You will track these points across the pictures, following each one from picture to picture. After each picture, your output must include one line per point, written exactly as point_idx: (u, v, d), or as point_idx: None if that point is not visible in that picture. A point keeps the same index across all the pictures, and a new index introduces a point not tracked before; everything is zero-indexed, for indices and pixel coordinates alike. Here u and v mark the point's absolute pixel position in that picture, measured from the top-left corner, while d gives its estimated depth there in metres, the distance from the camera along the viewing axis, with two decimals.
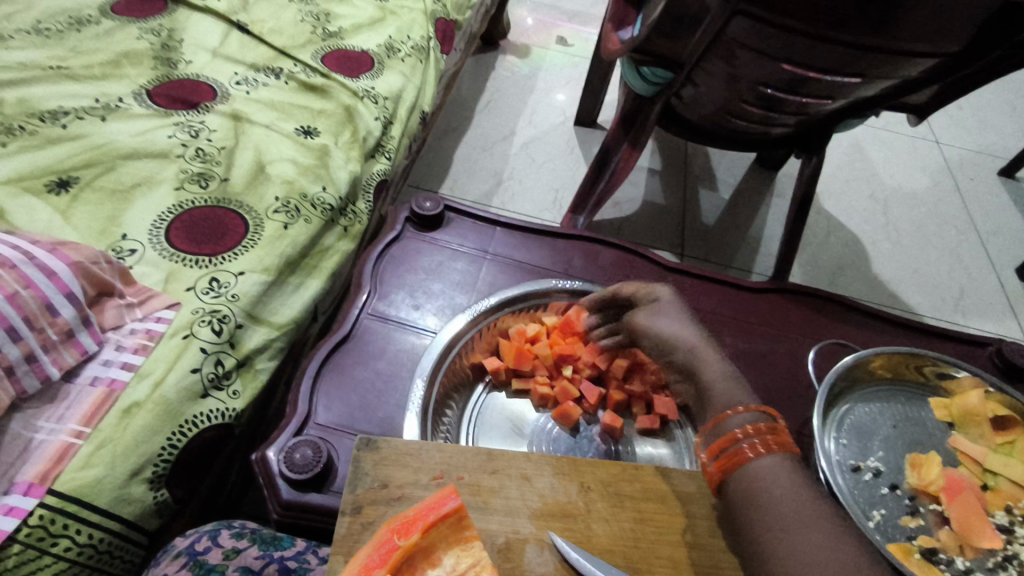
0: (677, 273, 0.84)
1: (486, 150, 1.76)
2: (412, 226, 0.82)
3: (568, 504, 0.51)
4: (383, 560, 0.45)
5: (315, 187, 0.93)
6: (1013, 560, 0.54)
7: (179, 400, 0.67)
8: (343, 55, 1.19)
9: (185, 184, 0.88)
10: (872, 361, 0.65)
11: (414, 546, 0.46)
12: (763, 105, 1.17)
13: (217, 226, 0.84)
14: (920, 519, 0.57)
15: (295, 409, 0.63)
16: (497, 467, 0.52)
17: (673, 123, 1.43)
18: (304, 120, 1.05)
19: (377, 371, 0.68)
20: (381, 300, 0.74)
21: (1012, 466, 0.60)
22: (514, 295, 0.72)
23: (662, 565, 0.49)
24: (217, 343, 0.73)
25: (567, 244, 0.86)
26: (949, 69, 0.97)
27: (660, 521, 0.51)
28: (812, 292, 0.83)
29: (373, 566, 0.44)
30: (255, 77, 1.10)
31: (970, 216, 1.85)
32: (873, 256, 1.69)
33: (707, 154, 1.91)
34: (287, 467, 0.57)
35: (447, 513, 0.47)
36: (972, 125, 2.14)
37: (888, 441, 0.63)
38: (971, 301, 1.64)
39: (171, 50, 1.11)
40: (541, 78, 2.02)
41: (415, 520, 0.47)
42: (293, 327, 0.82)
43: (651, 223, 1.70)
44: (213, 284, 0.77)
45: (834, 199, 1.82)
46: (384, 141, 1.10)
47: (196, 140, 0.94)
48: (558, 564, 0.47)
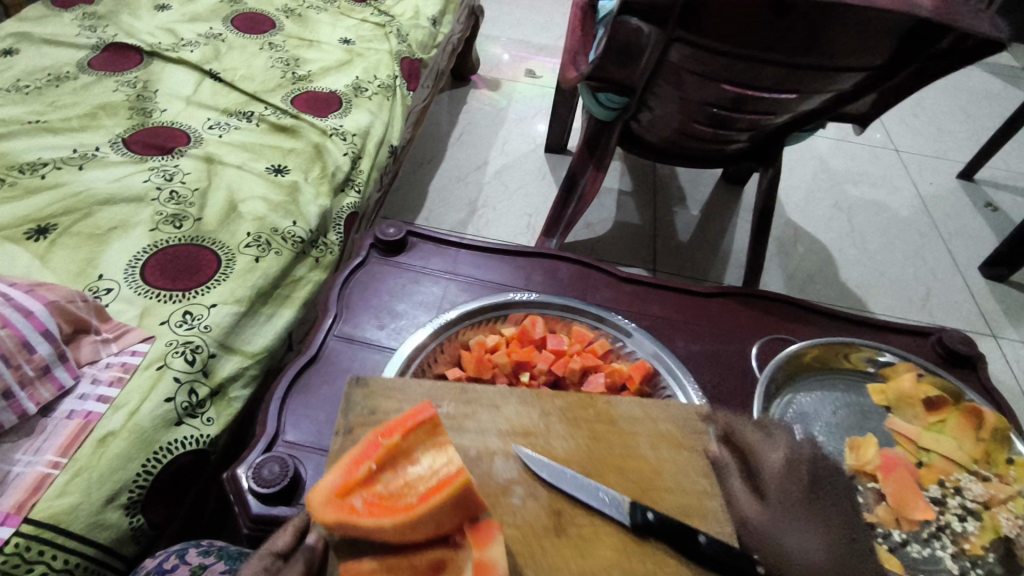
0: (630, 283, 0.88)
1: (460, 181, 1.82)
2: (377, 252, 0.86)
3: (529, 425, 0.52)
4: (368, 455, 0.45)
5: (285, 222, 0.98)
6: (945, 530, 0.58)
7: (153, 429, 0.70)
8: (312, 96, 1.24)
9: (160, 224, 0.92)
10: (803, 353, 0.70)
11: (395, 444, 0.45)
12: (713, 125, 1.21)
13: (191, 262, 0.87)
14: (860, 498, 0.60)
15: (264, 429, 0.66)
16: (468, 397, 0.53)
17: (634, 145, 1.48)
18: (275, 158, 1.10)
19: (343, 389, 0.71)
20: (347, 323, 0.77)
21: (943, 441, 0.63)
22: (472, 308, 0.76)
23: (619, 473, 0.50)
24: (190, 372, 0.76)
25: (526, 261, 0.90)
26: (878, 81, 1.04)
27: (617, 435, 0.52)
28: (759, 295, 0.88)
29: (360, 459, 0.45)
30: (227, 121, 1.16)
31: (932, 219, 1.90)
32: (840, 262, 1.73)
33: (674, 173, 1.97)
34: (255, 482, 0.60)
35: (425, 420, 0.47)
36: (928, 132, 2.22)
37: (827, 428, 0.67)
38: (939, 300, 1.67)
39: (146, 100, 1.16)
40: (512, 110, 2.09)
41: (397, 424, 0.47)
42: (266, 355, 0.86)
43: (623, 242, 1.75)
44: (186, 317, 0.80)
45: (799, 209, 1.88)
46: (353, 176, 1.15)
47: (169, 183, 0.99)
48: (516, 492, 0.49)
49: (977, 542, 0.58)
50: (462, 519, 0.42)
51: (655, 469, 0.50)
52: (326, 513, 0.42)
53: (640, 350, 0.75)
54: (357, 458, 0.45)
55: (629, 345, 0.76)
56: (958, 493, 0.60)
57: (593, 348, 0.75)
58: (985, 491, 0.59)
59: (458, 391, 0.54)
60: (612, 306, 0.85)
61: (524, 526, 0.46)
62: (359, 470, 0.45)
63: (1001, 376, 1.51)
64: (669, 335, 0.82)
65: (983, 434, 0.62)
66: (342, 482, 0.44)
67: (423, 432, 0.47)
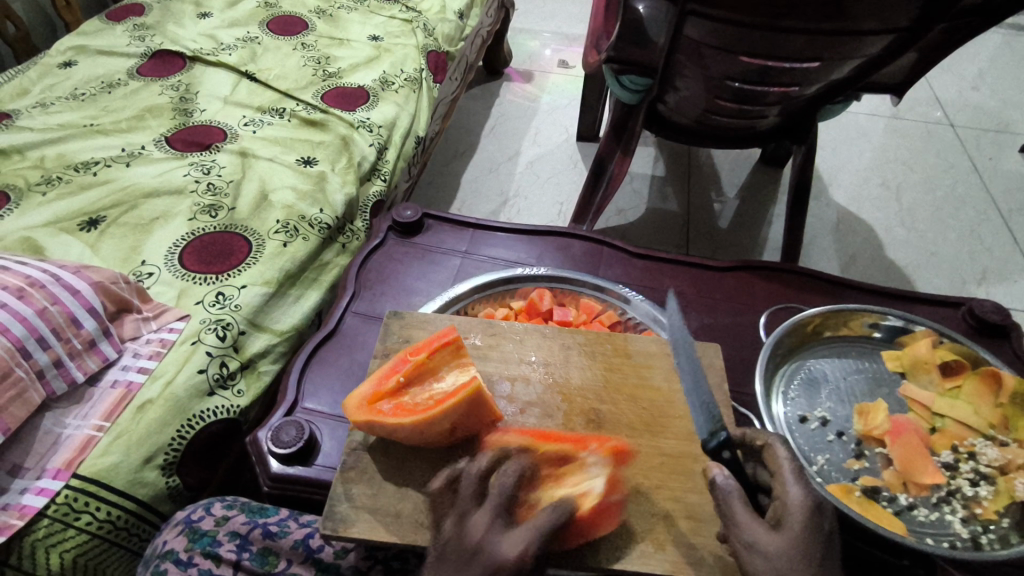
0: (643, 259, 0.89)
1: (492, 171, 1.85)
2: (395, 233, 0.90)
3: (549, 355, 0.65)
4: (399, 369, 0.59)
5: (312, 210, 1.02)
6: (955, 494, 0.57)
7: (187, 397, 0.76)
8: (341, 91, 1.29)
9: (197, 215, 0.98)
10: (813, 320, 0.68)
11: (421, 361, 0.59)
12: (738, 101, 1.19)
13: (225, 248, 0.93)
14: (866, 462, 0.60)
15: (284, 397, 0.70)
16: (497, 333, 0.67)
17: (662, 127, 1.45)
18: (305, 151, 1.15)
19: (359, 359, 0.75)
20: (364, 300, 0.81)
21: (958, 407, 0.62)
22: (481, 282, 0.78)
23: (623, 396, 0.62)
24: (221, 347, 0.81)
25: (540, 239, 0.92)
26: (908, 43, 1.00)
27: (623, 368, 0.64)
28: (774, 266, 0.87)
29: (393, 372, 0.59)
30: (262, 118, 1.22)
31: (991, 195, 1.79)
32: (886, 242, 1.66)
33: (709, 157, 1.93)
34: (273, 444, 0.64)
35: (446, 342, 0.60)
36: (988, 105, 2.09)
37: (836, 394, 0.66)
38: (995, 279, 1.58)
39: (188, 101, 1.23)
40: (544, 100, 2.10)
41: (424, 347, 0.60)
42: (294, 334, 0.91)
43: (656, 227, 1.73)
44: (219, 297, 0.86)
45: (843, 189, 1.81)
46: (379, 165, 1.19)
47: (207, 176, 1.05)
48: (540, 395, 0.61)
49: (990, 507, 0.55)
50: (471, 420, 0.54)
51: (666, 396, 0.62)
52: (360, 416, 0.55)
53: (641, 314, 0.77)
54: (387, 373, 0.59)
55: (634, 314, 0.77)
56: (972, 458, 0.59)
57: (601, 319, 0.77)
58: (1000, 456, 0.57)
59: (486, 329, 0.68)
60: (625, 281, 0.86)
61: None
62: (390, 382, 0.58)
63: None
64: (680, 309, 0.82)
65: (1001, 399, 0.60)
66: (373, 392, 0.57)
67: (445, 353, 0.60)
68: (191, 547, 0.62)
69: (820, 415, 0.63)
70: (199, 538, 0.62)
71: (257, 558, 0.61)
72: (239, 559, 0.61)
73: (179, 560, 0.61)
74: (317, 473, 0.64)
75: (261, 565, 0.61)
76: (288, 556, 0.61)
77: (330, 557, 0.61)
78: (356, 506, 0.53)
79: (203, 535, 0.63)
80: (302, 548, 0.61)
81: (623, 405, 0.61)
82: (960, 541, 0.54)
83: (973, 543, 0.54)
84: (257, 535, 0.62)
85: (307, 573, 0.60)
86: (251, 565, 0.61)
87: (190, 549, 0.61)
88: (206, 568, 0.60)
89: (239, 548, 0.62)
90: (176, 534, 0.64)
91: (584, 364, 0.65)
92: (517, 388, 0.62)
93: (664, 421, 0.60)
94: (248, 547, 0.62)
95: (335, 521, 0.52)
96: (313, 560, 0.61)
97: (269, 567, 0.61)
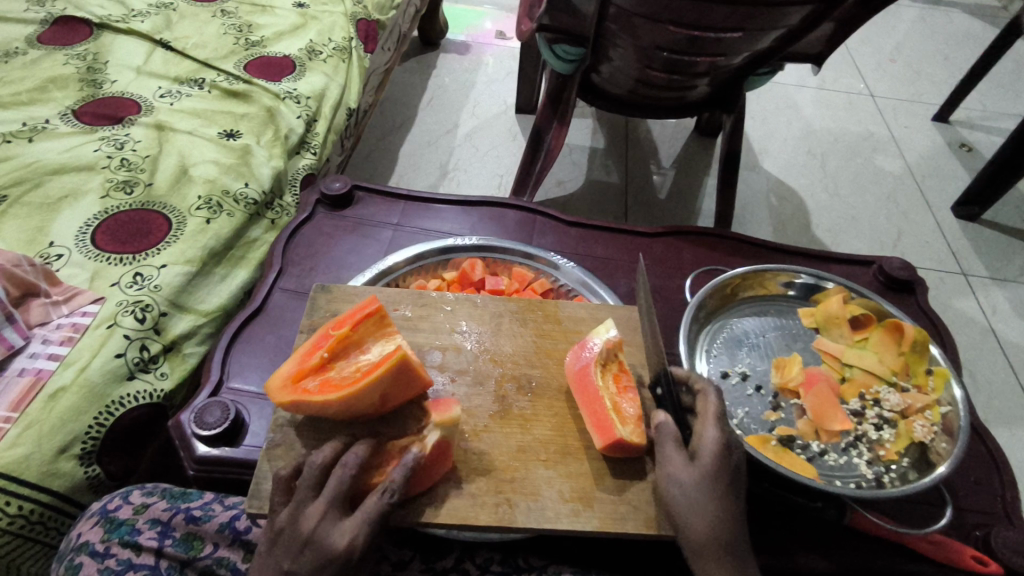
0: (575, 226, 0.90)
1: (430, 145, 1.81)
2: (323, 206, 0.88)
3: (479, 324, 0.65)
4: (323, 343, 0.57)
5: (236, 184, 0.99)
6: (862, 439, 0.60)
7: (105, 383, 0.72)
8: (265, 61, 1.23)
9: (111, 191, 0.93)
10: (735, 281, 0.71)
11: (344, 334, 0.57)
12: (668, 70, 1.20)
13: (142, 226, 0.89)
14: (782, 413, 0.63)
15: (208, 377, 0.68)
16: (427, 303, 0.67)
17: (597, 97, 1.44)
18: (227, 124, 1.10)
19: (288, 336, 0.73)
20: (292, 276, 0.79)
21: (865, 357, 0.66)
22: (414, 253, 0.77)
23: (554, 363, 0.63)
24: (141, 329, 0.77)
25: (474, 209, 0.91)
26: (826, 11, 1.03)
27: (555, 336, 0.65)
28: (703, 231, 0.89)
29: (315, 346, 0.58)
30: (179, 89, 1.15)
31: (906, 161, 1.88)
32: (810, 209, 1.73)
33: (646, 128, 1.96)
34: (198, 426, 0.62)
35: (369, 314, 0.58)
36: (905, 76, 2.18)
37: (757, 351, 0.68)
38: (909, 242, 1.67)
39: (97, 72, 1.15)
40: (482, 72, 2.07)
41: (348, 319, 0.59)
42: (221, 313, 0.87)
43: (594, 198, 1.74)
44: (136, 278, 0.82)
45: (772, 158, 1.86)
46: (309, 138, 1.15)
47: (120, 151, 0.99)
48: (470, 360, 0.62)
49: (892, 448, 0.59)
50: (402, 388, 0.54)
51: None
52: (285, 396, 0.53)
53: (571, 280, 0.77)
54: (310, 350, 0.57)
55: (564, 280, 0.78)
56: (877, 404, 0.63)
57: (533, 287, 0.77)
58: (901, 401, 0.62)
59: (416, 299, 0.67)
60: (558, 249, 0.87)
61: (475, 409, 0.58)
62: (313, 358, 0.56)
63: (969, 311, 1.53)
64: (611, 275, 0.83)
65: (903, 348, 0.65)
66: (297, 370, 0.56)
67: (369, 324, 0.59)
68: (108, 537, 0.60)
69: (741, 370, 0.66)
70: (116, 528, 0.61)
71: (180, 544, 0.60)
72: (161, 546, 0.59)
73: (95, 552, 0.59)
74: (245, 454, 0.62)
75: (184, 551, 0.60)
76: (213, 540, 0.61)
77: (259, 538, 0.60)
78: None
79: (121, 525, 0.61)
80: (229, 531, 0.61)
81: (552, 369, 0.62)
82: (865, 481, 0.58)
83: (877, 482, 0.58)
84: (179, 521, 0.61)
85: (234, 555, 0.60)
86: (174, 552, 0.59)
87: (108, 540, 0.60)
88: (126, 558, 0.59)
89: (161, 535, 0.60)
90: (91, 525, 0.61)
91: (515, 332, 0.65)
92: (449, 357, 0.62)
93: None
94: (171, 533, 0.61)
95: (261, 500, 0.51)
96: (240, 543, 0.60)
97: (194, 552, 0.60)
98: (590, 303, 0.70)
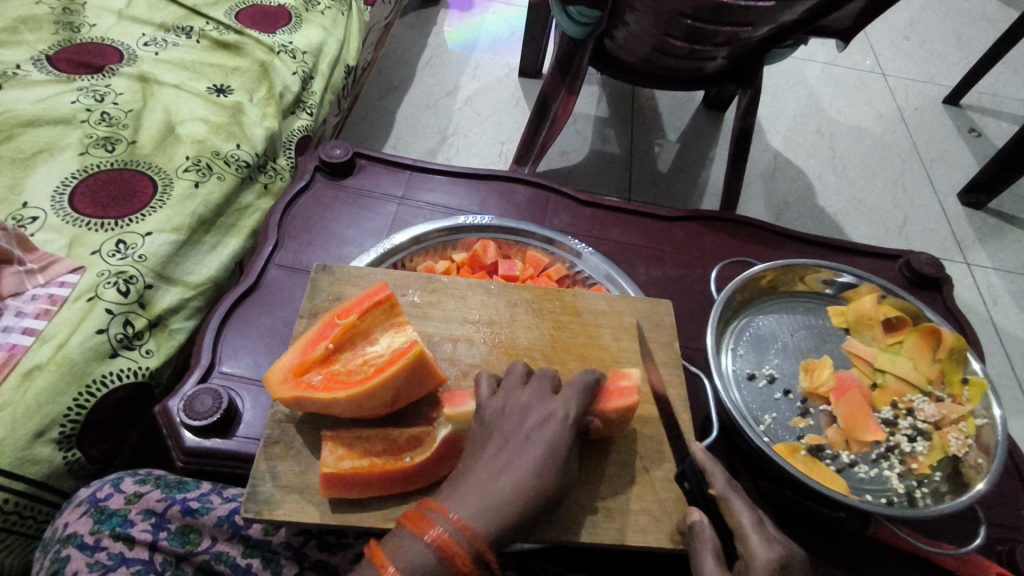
0: (589, 206, 0.85)
1: (430, 107, 1.73)
2: (323, 174, 0.81)
3: (493, 314, 0.61)
4: (327, 334, 0.52)
5: (227, 145, 0.92)
6: (893, 450, 0.58)
7: (85, 361, 0.67)
8: (258, 11, 1.15)
9: (90, 148, 0.86)
10: (766, 274, 0.66)
11: (352, 324, 0.52)
12: (688, 39, 1.14)
13: (125, 189, 0.82)
14: (811, 420, 0.60)
15: (198, 360, 0.63)
16: (436, 288, 0.62)
17: (608, 66, 1.37)
18: (217, 78, 1.02)
19: (283, 316, 0.68)
20: (289, 251, 0.73)
21: (898, 363, 0.63)
22: (422, 232, 0.72)
23: (573, 359, 0.59)
24: (124, 303, 0.72)
25: (483, 184, 0.86)
26: None
27: (573, 328, 0.61)
28: (725, 217, 0.85)
29: (318, 336, 0.53)
30: (164, 37, 1.07)
31: (916, 144, 1.84)
32: (818, 190, 1.68)
33: (653, 99, 1.88)
34: (188, 416, 0.57)
35: (380, 301, 0.53)
36: (918, 55, 2.12)
37: (784, 351, 0.65)
38: (915, 229, 1.64)
39: (73, 14, 1.06)
40: (484, 31, 1.97)
41: (354, 307, 0.54)
42: (211, 286, 0.81)
43: (598, 170, 1.68)
44: (119, 246, 0.76)
45: (780, 135, 1.81)
46: (305, 97, 1.07)
47: (100, 104, 0.91)
48: (483, 354, 0.58)
49: (924, 461, 0.57)
50: (413, 390, 0.49)
51: (616, 356, 0.60)
52: (285, 392, 0.49)
53: (591, 271, 0.73)
54: (314, 339, 0.52)
55: (583, 267, 0.73)
56: (910, 414, 0.60)
57: (548, 273, 0.73)
58: (937, 412, 0.59)
59: (425, 283, 0.62)
60: (571, 230, 0.82)
61: None
62: (317, 349, 0.52)
63: (971, 301, 1.51)
64: (629, 262, 0.79)
65: (939, 356, 0.62)
66: (298, 362, 0.51)
67: (378, 313, 0.54)
68: (98, 529, 0.55)
69: (768, 373, 0.62)
70: (107, 519, 0.56)
71: (176, 537, 0.55)
72: (156, 539, 0.55)
73: (85, 544, 0.54)
74: (239, 446, 0.58)
75: (181, 545, 0.55)
76: (212, 534, 0.56)
77: (260, 534, 0.55)
78: (282, 486, 0.48)
79: (112, 516, 0.56)
80: (228, 525, 0.55)
81: (571, 365, 0.58)
82: (896, 496, 0.55)
83: (908, 498, 0.55)
84: (175, 512, 0.56)
85: (235, 550, 0.55)
86: (170, 546, 0.55)
87: (98, 531, 0.55)
88: (118, 552, 0.54)
89: (155, 527, 0.55)
90: (80, 515, 0.56)
91: (531, 324, 0.61)
92: (460, 349, 0.57)
93: None
94: (165, 526, 0.56)
95: (258, 503, 0.47)
96: (241, 537, 0.55)
97: (191, 546, 0.55)
98: (610, 294, 0.65)
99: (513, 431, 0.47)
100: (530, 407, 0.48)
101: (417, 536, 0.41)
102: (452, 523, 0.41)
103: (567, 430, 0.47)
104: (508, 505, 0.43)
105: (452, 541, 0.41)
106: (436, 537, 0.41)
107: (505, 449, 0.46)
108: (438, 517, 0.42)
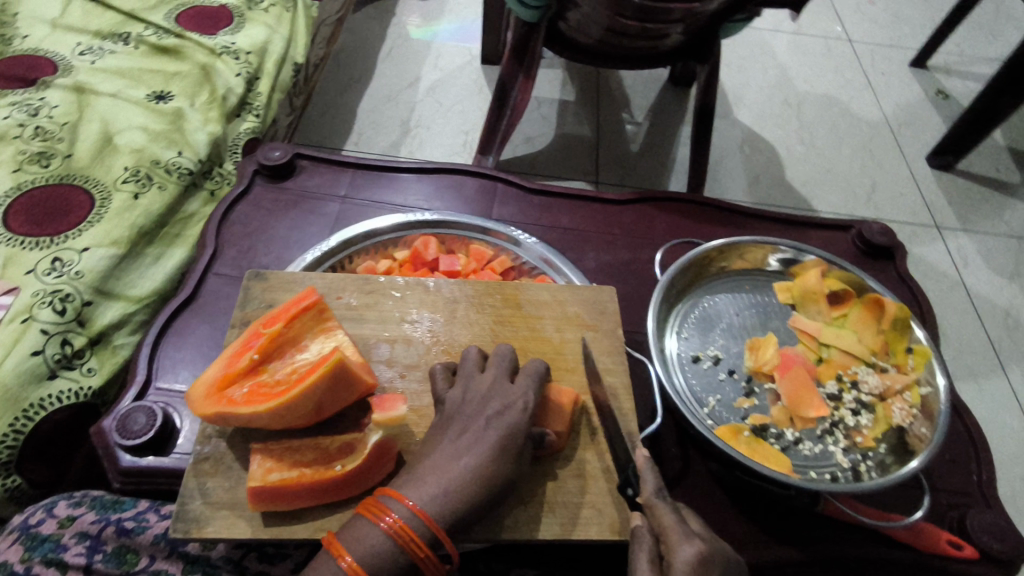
0: (538, 193, 0.83)
1: (391, 100, 1.70)
2: (263, 177, 0.80)
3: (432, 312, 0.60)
4: (252, 343, 0.51)
5: (168, 153, 0.90)
6: (838, 424, 0.58)
7: (20, 385, 0.66)
8: (199, 12, 1.12)
9: (24, 164, 0.84)
10: (709, 254, 0.66)
11: (277, 332, 0.51)
12: (640, 17, 1.12)
13: (61, 204, 0.80)
14: (755, 399, 0.59)
15: (134, 376, 0.62)
16: (373, 289, 0.61)
17: (566, 48, 1.34)
18: (157, 84, 1.00)
19: (223, 326, 0.66)
20: (228, 259, 0.72)
21: (843, 336, 0.63)
22: (362, 231, 0.70)
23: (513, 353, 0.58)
24: (60, 322, 0.71)
25: (430, 177, 0.84)
26: None
27: (514, 321, 0.60)
28: (676, 197, 0.84)
29: (245, 346, 0.51)
30: (101, 45, 1.04)
31: (883, 110, 1.83)
32: (785, 162, 1.67)
33: (618, 78, 1.86)
34: (122, 435, 0.56)
35: (305, 307, 0.52)
36: (884, 19, 2.10)
37: (729, 331, 0.64)
38: (883, 195, 1.63)
39: (5, 25, 1.03)
40: (444, 19, 1.93)
41: (281, 314, 0.52)
42: (156, 298, 0.79)
43: (564, 155, 1.67)
44: (55, 264, 0.74)
45: (747, 108, 1.79)
46: (251, 98, 1.04)
47: (34, 118, 0.89)
48: (421, 353, 0.57)
49: (869, 434, 0.57)
50: (338, 396, 0.48)
51: (557, 347, 0.59)
52: (207, 407, 0.48)
53: (530, 255, 0.73)
54: (239, 349, 0.51)
55: (525, 256, 0.73)
56: (854, 386, 0.60)
57: (492, 266, 0.72)
58: (880, 383, 0.59)
59: (361, 284, 0.61)
60: (520, 220, 0.81)
61: (423, 407, 0.53)
62: (242, 360, 0.50)
63: (941, 265, 1.51)
64: (579, 249, 0.78)
65: (883, 326, 0.62)
66: (222, 375, 0.50)
67: (306, 318, 0.53)
68: (28, 557, 0.54)
69: (713, 354, 0.62)
70: (39, 545, 0.55)
71: (112, 559, 0.55)
72: (91, 562, 0.54)
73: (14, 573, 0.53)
74: (174, 463, 0.57)
75: (117, 565, 0.55)
76: (150, 552, 0.55)
77: (198, 550, 0.55)
78: (211, 503, 0.47)
79: (44, 541, 0.55)
80: (165, 542, 0.55)
81: None
82: (840, 471, 0.55)
83: (852, 472, 0.55)
84: (110, 533, 0.56)
85: (174, 567, 0.55)
86: (105, 567, 0.54)
87: (27, 559, 0.54)
88: None
89: (90, 550, 0.55)
90: (10, 544, 0.55)
91: (471, 320, 0.60)
92: (397, 350, 0.57)
93: (558, 372, 0.58)
94: (101, 548, 0.55)
95: (186, 522, 0.46)
96: (179, 554, 0.55)
97: (128, 566, 0.55)
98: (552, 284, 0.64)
99: (472, 419, 0.47)
100: (490, 395, 0.48)
101: (373, 525, 0.41)
102: (408, 509, 0.41)
103: (523, 419, 0.47)
104: (463, 490, 0.43)
105: (408, 526, 0.41)
106: (392, 524, 0.41)
107: (463, 434, 0.46)
108: (395, 505, 0.42)
